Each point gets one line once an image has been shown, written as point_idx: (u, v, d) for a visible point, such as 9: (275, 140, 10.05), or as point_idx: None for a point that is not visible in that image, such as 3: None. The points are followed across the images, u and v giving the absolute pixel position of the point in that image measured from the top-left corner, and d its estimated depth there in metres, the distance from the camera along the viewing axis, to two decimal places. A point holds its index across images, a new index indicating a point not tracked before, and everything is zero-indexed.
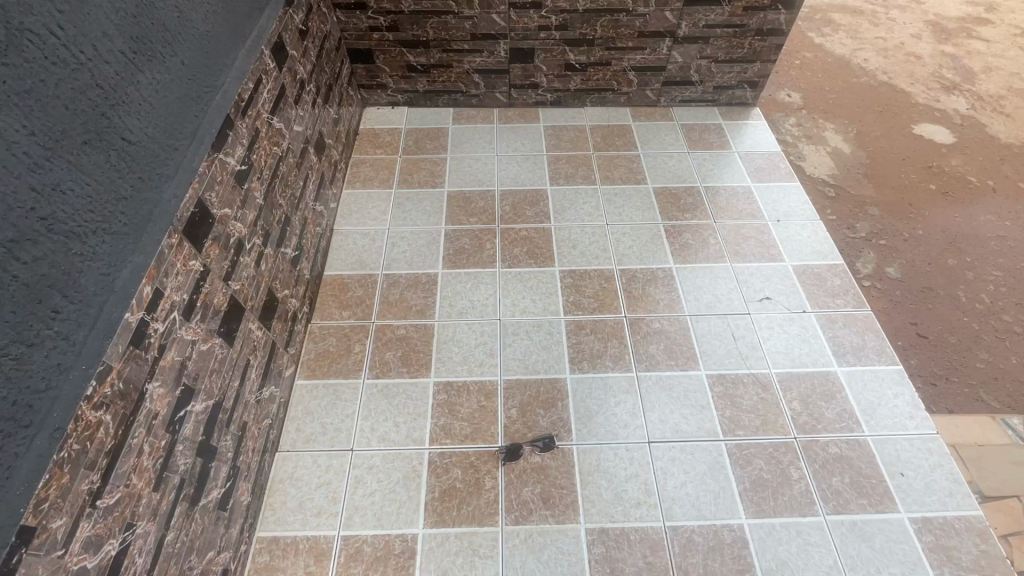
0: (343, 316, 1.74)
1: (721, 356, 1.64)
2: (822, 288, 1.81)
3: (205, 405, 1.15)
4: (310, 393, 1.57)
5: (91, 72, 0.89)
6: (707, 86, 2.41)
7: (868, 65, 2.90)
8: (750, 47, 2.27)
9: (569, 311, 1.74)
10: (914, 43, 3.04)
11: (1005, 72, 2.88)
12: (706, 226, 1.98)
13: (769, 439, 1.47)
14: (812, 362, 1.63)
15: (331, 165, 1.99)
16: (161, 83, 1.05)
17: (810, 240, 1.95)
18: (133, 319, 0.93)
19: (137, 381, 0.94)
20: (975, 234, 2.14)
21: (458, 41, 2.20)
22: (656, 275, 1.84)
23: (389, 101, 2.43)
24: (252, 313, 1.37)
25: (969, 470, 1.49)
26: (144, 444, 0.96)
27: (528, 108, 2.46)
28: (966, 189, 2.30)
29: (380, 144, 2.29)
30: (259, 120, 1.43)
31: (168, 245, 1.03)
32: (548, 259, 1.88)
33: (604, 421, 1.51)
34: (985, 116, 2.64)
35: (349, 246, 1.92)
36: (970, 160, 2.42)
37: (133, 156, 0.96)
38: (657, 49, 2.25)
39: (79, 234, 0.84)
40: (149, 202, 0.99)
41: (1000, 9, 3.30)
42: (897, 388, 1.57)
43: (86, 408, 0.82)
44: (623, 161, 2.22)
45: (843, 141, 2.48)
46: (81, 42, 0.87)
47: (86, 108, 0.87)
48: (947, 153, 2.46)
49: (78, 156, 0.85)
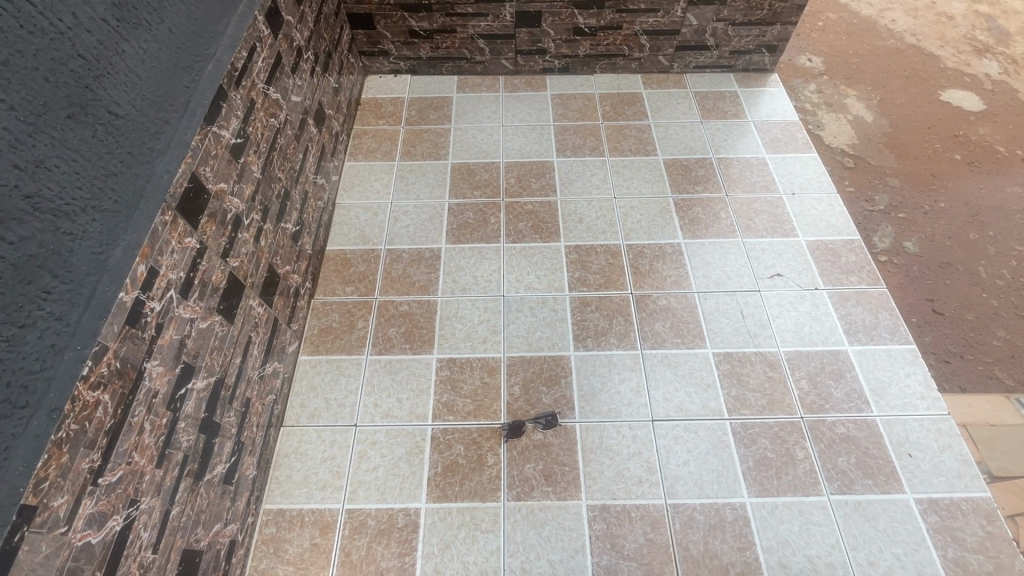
0: (345, 291, 1.73)
1: (729, 334, 1.61)
2: (836, 264, 1.75)
3: (207, 382, 1.15)
4: (314, 369, 1.57)
5: (72, 42, 0.85)
6: (723, 51, 2.29)
7: (895, 26, 2.74)
8: (769, 8, 2.15)
9: (574, 287, 1.71)
10: (946, 3, 2.86)
11: None
12: (718, 200, 1.92)
13: (775, 418, 1.46)
14: (823, 340, 1.59)
15: (331, 137, 1.94)
16: (148, 52, 1.01)
17: (826, 214, 1.89)
18: (128, 298, 0.92)
19: (135, 360, 0.94)
20: (1000, 207, 2.05)
21: (461, 5, 2.11)
22: (664, 250, 1.79)
23: (391, 69, 2.35)
24: (252, 290, 1.35)
25: (979, 450, 1.47)
26: (145, 423, 0.96)
27: (534, 76, 2.37)
28: (993, 159, 2.20)
29: (382, 114, 2.23)
30: (255, 90, 1.39)
31: (161, 222, 1.01)
32: (553, 234, 1.84)
33: (608, 399, 1.49)
34: (1017, 80, 2.50)
35: (351, 221, 1.90)
36: (999, 128, 2.31)
37: (122, 130, 0.93)
38: (670, 11, 2.14)
39: (68, 213, 0.82)
40: (141, 177, 0.96)
41: None
42: (910, 368, 1.54)
43: (83, 388, 0.82)
44: (633, 131, 2.15)
45: (865, 109, 2.37)
46: (59, 10, 0.83)
47: (68, 81, 0.84)
48: (975, 121, 2.34)
49: (62, 131, 0.82)
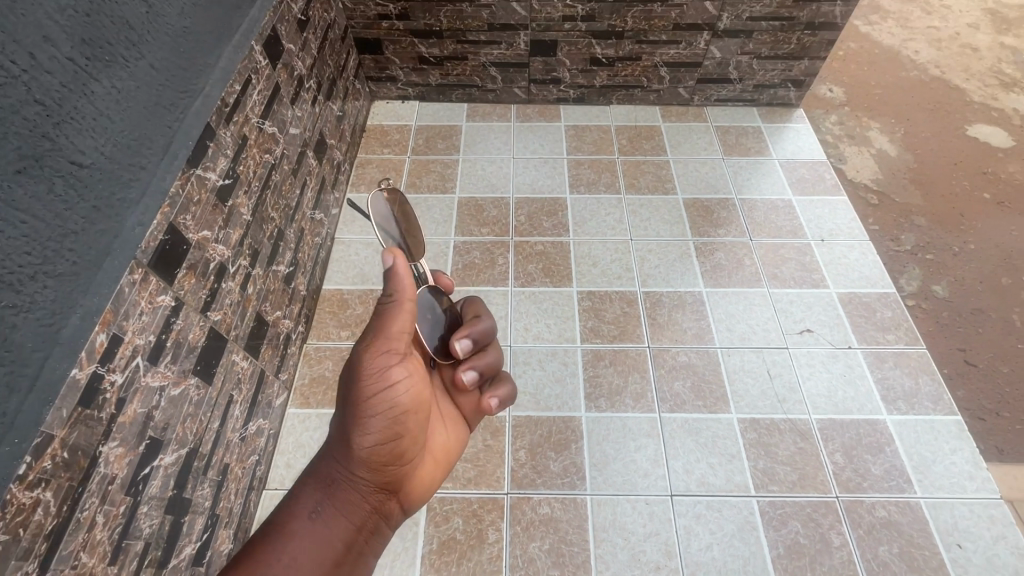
0: (340, 336, 1.61)
1: (755, 398, 1.47)
2: (871, 321, 1.62)
3: (176, 456, 1.02)
4: (302, 424, 1.45)
5: (27, 86, 0.74)
6: (746, 85, 2.17)
7: (906, 88, 2.80)
8: (798, 42, 2.02)
9: (586, 338, 1.59)
10: (954, 75, 2.88)
11: None
12: (742, 245, 1.79)
13: (807, 498, 1.32)
14: (858, 408, 1.45)
15: (333, 169, 1.83)
16: (123, 91, 0.91)
17: (859, 263, 1.75)
18: (83, 375, 0.81)
19: (88, 446, 0.82)
20: (964, 280, 2.03)
21: (473, 32, 2.00)
22: (684, 299, 1.67)
23: (399, 95, 2.25)
24: (236, 343, 1.23)
25: (996, 527, 1.28)
26: (97, 516, 0.84)
27: (548, 106, 2.26)
28: (958, 230, 2.18)
29: (388, 143, 2.13)
30: (248, 126, 1.28)
31: (129, 282, 0.90)
32: (565, 278, 1.72)
33: (621, 469, 1.36)
34: (1010, 160, 2.47)
35: (351, 257, 1.78)
36: (958, 199, 2.29)
37: (85, 182, 0.83)
38: (693, 44, 2.03)
39: (11, 282, 0.71)
40: (107, 233, 0.87)
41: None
42: (955, 443, 1.40)
43: (19, 489, 0.71)
44: (651, 168, 2.03)
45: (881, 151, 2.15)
46: (13, 50, 0.72)
47: (21, 129, 0.73)
48: (953, 197, 2.31)
49: (9, 189, 0.71)
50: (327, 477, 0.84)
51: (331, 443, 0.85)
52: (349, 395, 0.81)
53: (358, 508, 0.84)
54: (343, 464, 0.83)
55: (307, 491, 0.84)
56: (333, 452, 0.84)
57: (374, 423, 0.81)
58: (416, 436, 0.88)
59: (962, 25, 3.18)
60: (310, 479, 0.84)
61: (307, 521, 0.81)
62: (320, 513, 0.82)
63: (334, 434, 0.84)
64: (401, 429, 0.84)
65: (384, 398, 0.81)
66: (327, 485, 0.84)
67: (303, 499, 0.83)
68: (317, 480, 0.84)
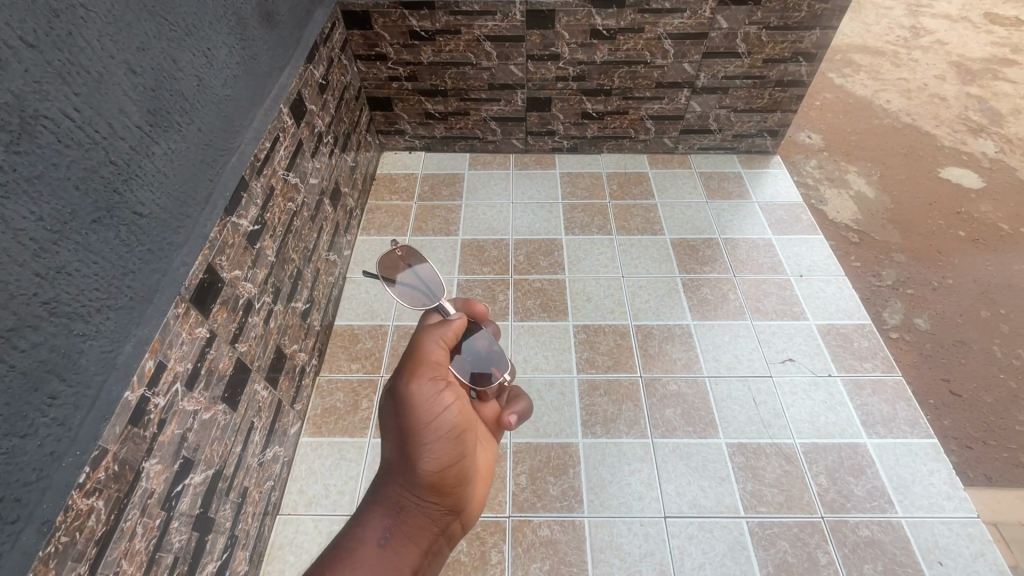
0: (351, 368, 1.71)
1: (742, 423, 1.56)
2: (849, 350, 1.73)
3: (204, 476, 1.12)
4: (314, 451, 1.53)
5: (105, 150, 0.88)
6: (726, 135, 2.36)
7: (878, 135, 3.00)
8: (770, 97, 2.21)
9: (582, 369, 1.69)
10: (922, 122, 3.09)
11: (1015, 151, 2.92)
12: (726, 281, 1.92)
13: (794, 518, 1.39)
14: (839, 432, 1.54)
15: (346, 214, 1.99)
16: (177, 151, 1.06)
17: (835, 297, 1.88)
18: (133, 397, 0.92)
19: (134, 461, 0.92)
20: (941, 312, 2.14)
21: (474, 91, 2.20)
22: (673, 331, 1.78)
23: (406, 146, 2.44)
24: (259, 373, 1.34)
25: (974, 544, 1.34)
26: (136, 527, 0.93)
27: (544, 155, 2.45)
28: (932, 265, 2.32)
29: (396, 190, 2.30)
30: (275, 177, 1.44)
31: (173, 316, 1.02)
32: (561, 313, 1.84)
33: (617, 492, 1.43)
34: (978, 200, 2.64)
35: (361, 295, 1.91)
36: (931, 237, 2.44)
37: (143, 229, 0.96)
38: (675, 99, 2.23)
39: (82, 315, 0.83)
40: (158, 272, 1.00)
41: (1001, 86, 3.36)
42: (933, 465, 1.48)
43: (77, 497, 0.81)
44: (640, 211, 2.19)
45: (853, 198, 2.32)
46: (97, 122, 0.86)
47: (98, 186, 0.86)
48: (926, 234, 2.45)
49: (85, 236, 0.84)
50: (392, 503, 0.87)
51: (393, 470, 0.89)
52: (407, 420, 0.87)
53: (422, 532, 0.87)
54: (406, 486, 0.87)
55: (372, 516, 0.87)
56: (396, 476, 0.88)
57: (436, 443, 0.87)
58: (470, 460, 0.93)
59: (927, 77, 3.43)
60: (376, 505, 0.88)
61: (374, 543, 0.83)
62: (387, 536, 0.84)
63: (395, 460, 0.89)
64: (461, 448, 0.90)
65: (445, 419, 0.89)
66: (391, 507, 0.87)
67: (371, 526, 0.86)
68: (383, 507, 0.87)
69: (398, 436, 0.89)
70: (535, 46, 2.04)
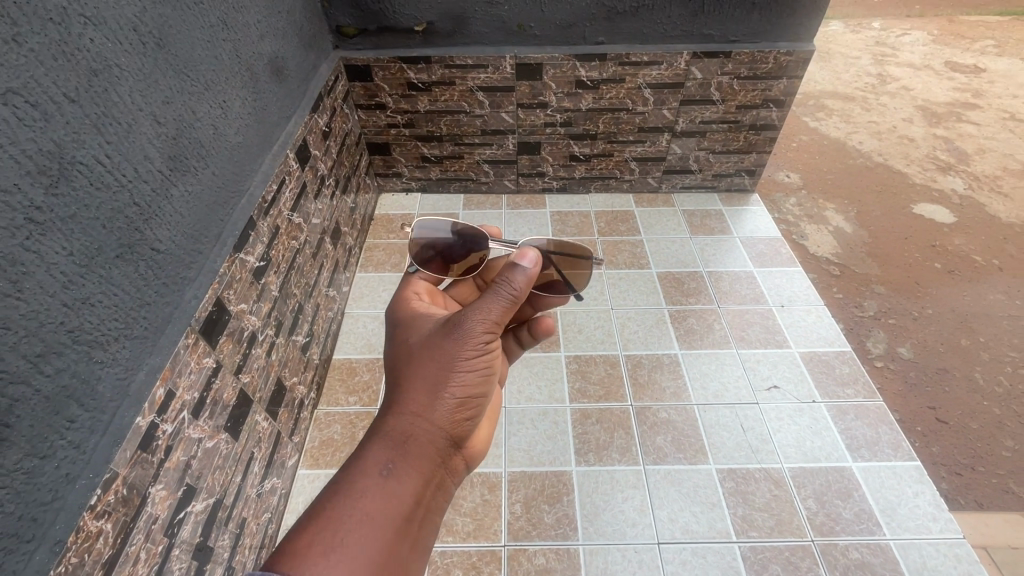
0: (348, 401, 1.75)
1: (731, 449, 1.60)
2: (831, 376, 1.79)
3: (205, 504, 1.14)
4: (311, 484, 1.55)
5: (131, 192, 0.96)
6: (706, 175, 2.50)
7: (852, 174, 3.17)
8: (745, 140, 2.36)
9: (574, 398, 1.73)
10: (893, 161, 3.27)
11: (980, 187, 3.08)
12: (710, 312, 2.00)
13: (784, 542, 1.41)
14: (825, 456, 1.58)
15: (345, 252, 2.07)
16: (192, 193, 1.14)
17: (816, 326, 1.96)
18: (144, 423, 0.96)
19: (141, 485, 0.95)
20: (921, 340, 2.22)
21: (468, 136, 2.34)
22: (662, 361, 1.84)
23: (403, 188, 2.56)
24: (260, 404, 1.38)
25: (962, 565, 1.37)
26: (140, 551, 0.95)
27: (534, 195, 2.57)
28: (909, 295, 2.42)
29: (393, 229, 2.39)
30: (281, 217, 1.52)
31: (184, 345, 1.07)
32: (553, 344, 1.90)
33: (611, 520, 1.46)
34: (949, 234, 2.77)
35: (359, 330, 1.97)
36: (907, 268, 2.55)
37: (159, 264, 1.03)
38: (656, 142, 2.37)
39: (101, 343, 0.89)
40: (169, 305, 1.06)
41: (964, 128, 3.58)
42: (917, 487, 1.51)
43: (88, 518, 0.84)
44: (627, 246, 2.29)
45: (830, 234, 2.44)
46: (124, 167, 0.95)
47: (123, 225, 0.94)
48: (902, 266, 2.56)
49: (108, 270, 0.90)
50: (401, 435, 0.83)
51: (406, 401, 0.87)
52: (446, 358, 0.88)
53: (427, 468, 0.84)
54: (421, 421, 0.85)
55: (378, 448, 0.81)
56: (410, 410, 0.86)
57: (464, 381, 0.89)
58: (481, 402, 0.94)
59: (895, 120, 3.65)
60: (382, 437, 0.83)
61: (380, 476, 0.78)
62: (392, 469, 0.80)
63: (414, 388, 0.87)
64: (481, 389, 0.92)
65: (480, 360, 0.91)
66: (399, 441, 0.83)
67: (374, 454, 0.81)
68: (388, 433, 0.83)
69: (426, 366, 0.89)
70: (524, 95, 2.19)
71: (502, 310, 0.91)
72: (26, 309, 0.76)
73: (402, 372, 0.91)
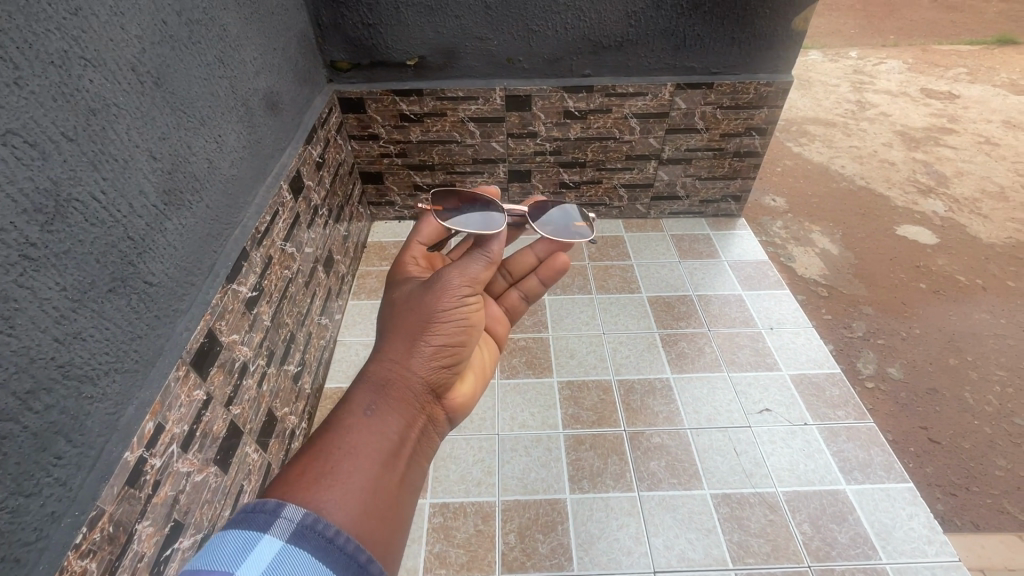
0: None
1: (725, 474, 1.60)
2: (822, 399, 1.80)
3: (192, 540, 1.13)
4: None
5: (125, 227, 0.97)
6: (693, 200, 2.55)
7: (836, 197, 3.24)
8: (730, 166, 2.43)
9: (567, 424, 1.73)
10: (875, 185, 3.35)
11: (960, 209, 3.16)
12: (701, 335, 2.02)
13: (781, 568, 1.40)
14: (819, 479, 1.58)
15: (338, 280, 2.08)
16: (186, 226, 1.16)
17: (805, 348, 1.98)
18: (132, 458, 0.95)
19: (127, 522, 0.94)
20: (910, 360, 2.24)
21: (460, 165, 2.38)
22: (654, 385, 1.85)
23: (395, 216, 2.59)
24: (250, 435, 1.37)
25: None
26: None
27: None
28: (896, 315, 2.45)
29: (386, 256, 2.41)
30: (273, 247, 1.53)
31: (175, 378, 1.07)
32: (546, 370, 1.90)
33: (607, 548, 1.44)
34: (932, 255, 2.83)
35: (351, 358, 1.96)
36: (893, 289, 2.59)
37: (152, 297, 1.04)
38: (644, 169, 2.43)
39: (92, 378, 0.89)
40: (160, 337, 1.06)
41: (943, 152, 3.69)
42: (911, 508, 1.51)
43: (73, 558, 0.82)
44: (618, 271, 2.32)
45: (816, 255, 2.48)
46: (120, 202, 0.96)
47: (116, 259, 0.95)
48: (888, 287, 2.61)
49: (101, 304, 0.91)
50: (383, 380, 0.84)
51: (387, 351, 0.89)
52: (428, 310, 0.93)
53: (410, 411, 0.84)
54: (404, 366, 0.87)
55: (361, 392, 0.81)
56: (392, 358, 0.88)
57: (445, 331, 0.93)
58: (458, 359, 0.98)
59: (875, 145, 3.76)
60: (363, 384, 0.83)
61: (366, 415, 0.78)
62: (378, 409, 0.80)
63: (396, 340, 0.90)
64: (458, 342, 0.97)
65: (457, 314, 0.96)
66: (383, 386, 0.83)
67: (359, 397, 0.80)
68: (370, 379, 0.84)
69: (406, 319, 0.92)
70: (514, 125, 2.25)
71: (478, 268, 1.00)
72: (17, 346, 0.76)
73: (382, 329, 0.94)
